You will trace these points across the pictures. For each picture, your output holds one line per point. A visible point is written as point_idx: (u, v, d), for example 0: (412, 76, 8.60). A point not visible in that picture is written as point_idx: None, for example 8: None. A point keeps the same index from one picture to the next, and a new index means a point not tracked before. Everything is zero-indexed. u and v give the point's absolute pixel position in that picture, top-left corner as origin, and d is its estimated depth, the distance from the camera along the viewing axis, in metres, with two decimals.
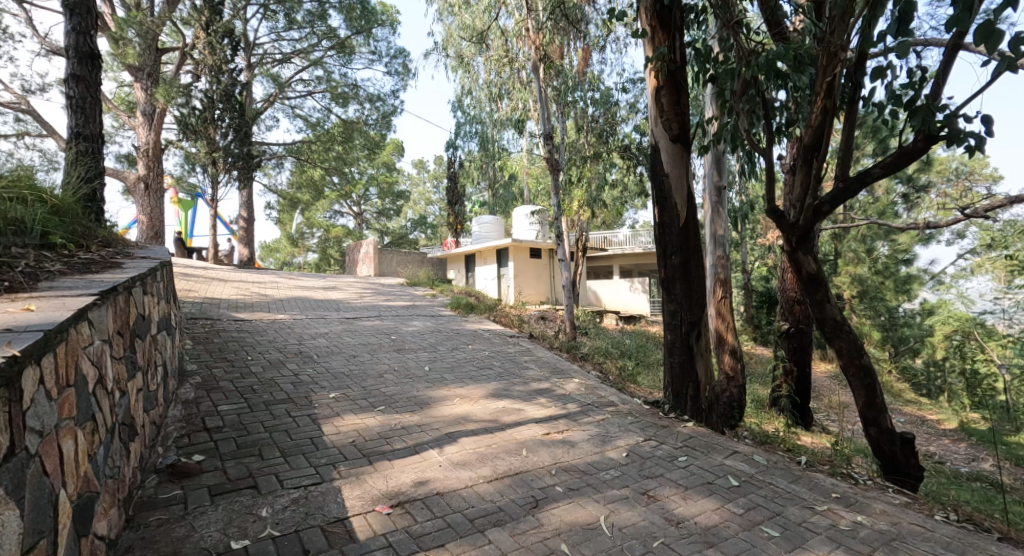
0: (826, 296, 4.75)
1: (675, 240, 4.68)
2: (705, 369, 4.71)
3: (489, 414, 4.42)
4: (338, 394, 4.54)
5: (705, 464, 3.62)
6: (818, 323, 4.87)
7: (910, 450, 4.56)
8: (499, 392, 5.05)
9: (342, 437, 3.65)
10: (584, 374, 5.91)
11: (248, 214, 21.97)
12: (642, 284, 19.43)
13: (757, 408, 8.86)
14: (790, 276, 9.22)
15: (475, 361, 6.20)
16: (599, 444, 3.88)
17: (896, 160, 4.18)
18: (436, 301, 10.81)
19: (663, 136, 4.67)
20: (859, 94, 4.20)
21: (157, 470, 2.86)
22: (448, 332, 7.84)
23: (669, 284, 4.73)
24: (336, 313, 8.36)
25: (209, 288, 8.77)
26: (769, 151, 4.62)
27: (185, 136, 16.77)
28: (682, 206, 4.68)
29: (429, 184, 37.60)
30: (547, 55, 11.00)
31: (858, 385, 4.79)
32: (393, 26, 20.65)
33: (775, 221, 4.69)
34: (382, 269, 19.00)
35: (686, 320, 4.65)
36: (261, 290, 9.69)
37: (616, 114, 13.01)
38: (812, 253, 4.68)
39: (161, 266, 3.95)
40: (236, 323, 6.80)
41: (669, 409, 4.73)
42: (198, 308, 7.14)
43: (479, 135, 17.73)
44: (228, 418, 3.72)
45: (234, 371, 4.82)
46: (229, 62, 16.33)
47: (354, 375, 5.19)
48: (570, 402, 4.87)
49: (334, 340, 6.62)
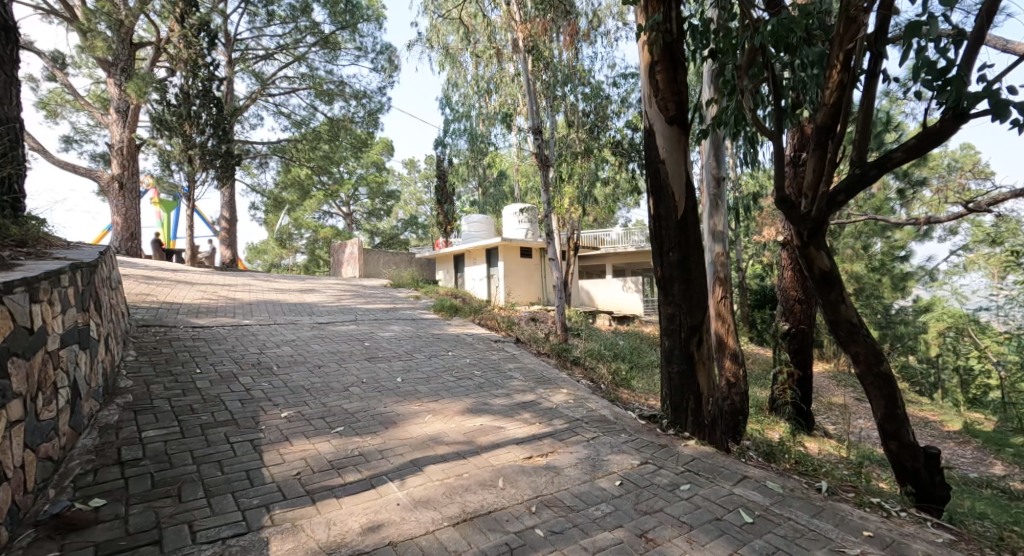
0: (842, 296, 4.20)
1: (672, 235, 4.16)
2: (707, 380, 4.17)
3: (464, 434, 3.88)
4: (292, 413, 3.98)
5: (711, 494, 3.10)
6: (832, 326, 4.35)
7: (936, 468, 4.11)
8: (477, 407, 4.50)
9: (288, 467, 3.11)
10: (573, 383, 5.37)
11: (231, 214, 21.33)
12: (635, 282, 18.99)
13: (760, 416, 8.40)
14: (789, 275, 8.75)
15: (454, 370, 5.65)
16: (588, 471, 3.35)
17: (919, 142, 3.67)
18: (419, 304, 10.27)
19: (658, 117, 4.15)
20: (880, 66, 3.67)
21: (37, 523, 2.31)
22: (428, 336, 7.31)
23: (666, 284, 4.20)
24: (309, 317, 7.77)
25: (172, 291, 8.15)
26: (776, 133, 4.09)
27: (159, 133, 15.94)
28: (681, 197, 4.15)
29: (420, 184, 36.95)
30: (535, 46, 10.48)
31: (876, 395, 4.28)
32: (380, 21, 19.96)
33: (784, 212, 4.15)
34: (368, 270, 18.44)
35: (685, 324, 4.12)
36: (230, 293, 9.08)
37: (607, 107, 12.53)
38: (826, 248, 4.15)
39: (73, 268, 3.34)
40: (194, 330, 6.21)
41: (667, 425, 4.20)
42: (152, 314, 6.53)
43: (468, 132, 17.20)
44: (151, 447, 3.15)
45: (174, 388, 4.25)
46: (205, 57, 15.84)
47: (316, 389, 4.63)
48: (557, 418, 4.34)
49: (300, 348, 6.03)
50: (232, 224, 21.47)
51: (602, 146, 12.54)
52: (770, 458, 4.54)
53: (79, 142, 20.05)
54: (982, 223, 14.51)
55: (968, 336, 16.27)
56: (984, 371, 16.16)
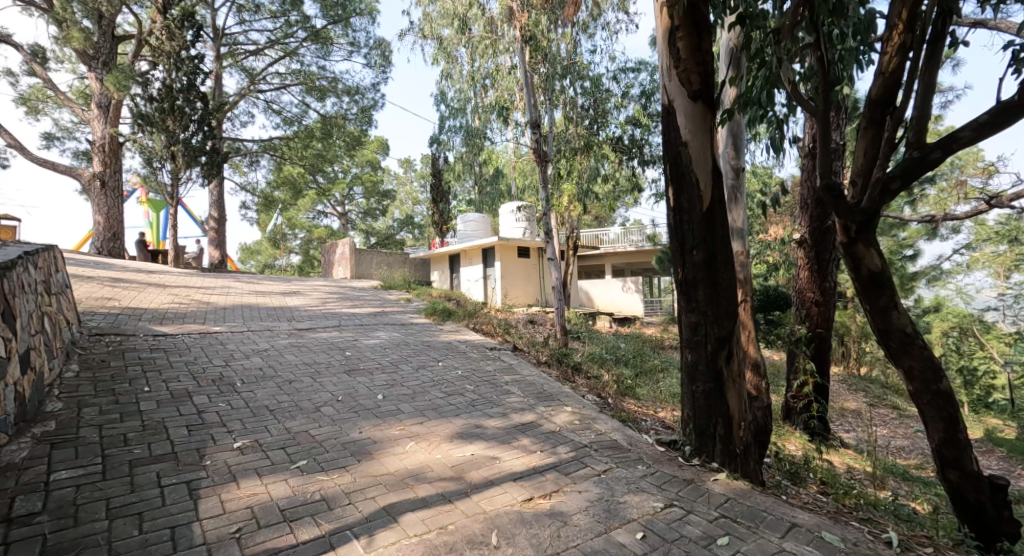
0: (893, 302, 3.58)
1: (697, 231, 3.54)
2: (737, 402, 3.54)
3: (451, 467, 3.25)
4: (247, 443, 3.35)
5: (757, 552, 2.48)
6: (881, 336, 3.72)
7: (1003, 501, 3.54)
8: (468, 431, 3.86)
9: (229, 521, 2.48)
10: (578, 400, 4.75)
11: (219, 213, 20.68)
12: (634, 282, 18.46)
13: (778, 427, 7.75)
14: (806, 274, 7.97)
15: (442, 384, 5.02)
16: (602, 519, 2.72)
17: (994, 118, 3.05)
18: (409, 307, 9.64)
19: (680, 92, 3.54)
20: (947, 25, 3.10)
21: None
22: (416, 344, 6.67)
23: (689, 288, 3.58)
24: (287, 323, 7.13)
25: (139, 295, 7.51)
26: (818, 110, 3.41)
27: (140, 128, 15.24)
28: (706, 186, 3.54)
29: (417, 183, 36.21)
30: (533, 35, 9.92)
31: (933, 416, 3.66)
32: (373, 15, 19.17)
33: (827, 203, 3.51)
34: (360, 270, 17.78)
35: (712, 335, 3.49)
36: (206, 296, 8.42)
37: (607, 101, 11.85)
38: (876, 245, 3.54)
39: None
40: (154, 340, 5.56)
41: (691, 453, 3.58)
42: (110, 321, 5.88)
43: (464, 129, 16.54)
44: (56, 496, 2.51)
45: (110, 412, 3.59)
46: (188, 49, 15.18)
47: (281, 410, 3.99)
48: (561, 444, 3.72)
49: (272, 359, 5.40)
50: (221, 223, 20.82)
51: (601, 142, 11.86)
52: (796, 482, 4.90)
53: (62, 139, 19.42)
54: (988, 221, 14.10)
55: (971, 337, 16.36)
56: (989, 372, 16.20)
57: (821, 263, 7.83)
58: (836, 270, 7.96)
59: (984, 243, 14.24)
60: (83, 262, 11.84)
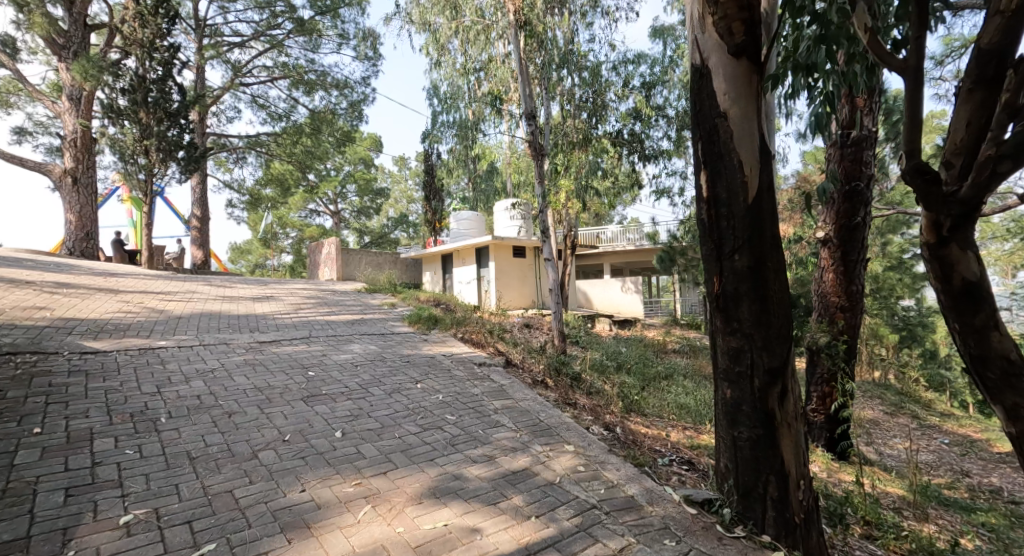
0: (992, 319, 2.75)
1: (738, 228, 2.70)
2: (793, 451, 2.69)
3: (413, 550, 2.40)
4: (141, 515, 2.50)
5: None
6: (975, 363, 2.87)
7: None
8: (443, 484, 3.03)
9: None
10: (582, 435, 3.90)
11: (203, 212, 19.78)
12: (633, 283, 17.68)
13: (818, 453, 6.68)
14: (830, 275, 7.05)
15: (418, 413, 4.18)
16: None
17: None
18: (392, 313, 8.78)
19: (716, 48, 2.70)
20: None
21: None
22: (393, 359, 5.82)
23: (730, 304, 2.74)
24: (248, 335, 6.25)
25: (81, 303, 6.60)
26: (908, 64, 2.45)
27: (111, 121, 14.28)
28: (752, 170, 2.69)
29: (411, 181, 35.23)
30: (528, 20, 8.79)
31: None
32: (363, 6, 18.21)
33: (913, 192, 2.64)
34: (348, 271, 16.88)
35: (760, 366, 2.66)
36: (161, 303, 7.51)
37: (606, 92, 10.96)
38: (973, 246, 2.70)
39: None
40: (76, 359, 4.69)
41: (734, 519, 2.74)
42: (30, 337, 5.01)
43: (456, 125, 15.64)
44: None
45: None
46: (164, 37, 14.12)
47: (206, 458, 3.13)
48: (563, 505, 2.89)
49: (216, 383, 4.53)
50: (204, 222, 19.87)
51: (600, 137, 11.00)
52: (837, 524, 4.12)
53: (36, 135, 18.43)
54: (995, 220, 13.63)
55: None
56: None
57: (847, 263, 6.93)
58: (862, 272, 7.09)
59: (992, 241, 13.77)
60: (42, 264, 10.93)
